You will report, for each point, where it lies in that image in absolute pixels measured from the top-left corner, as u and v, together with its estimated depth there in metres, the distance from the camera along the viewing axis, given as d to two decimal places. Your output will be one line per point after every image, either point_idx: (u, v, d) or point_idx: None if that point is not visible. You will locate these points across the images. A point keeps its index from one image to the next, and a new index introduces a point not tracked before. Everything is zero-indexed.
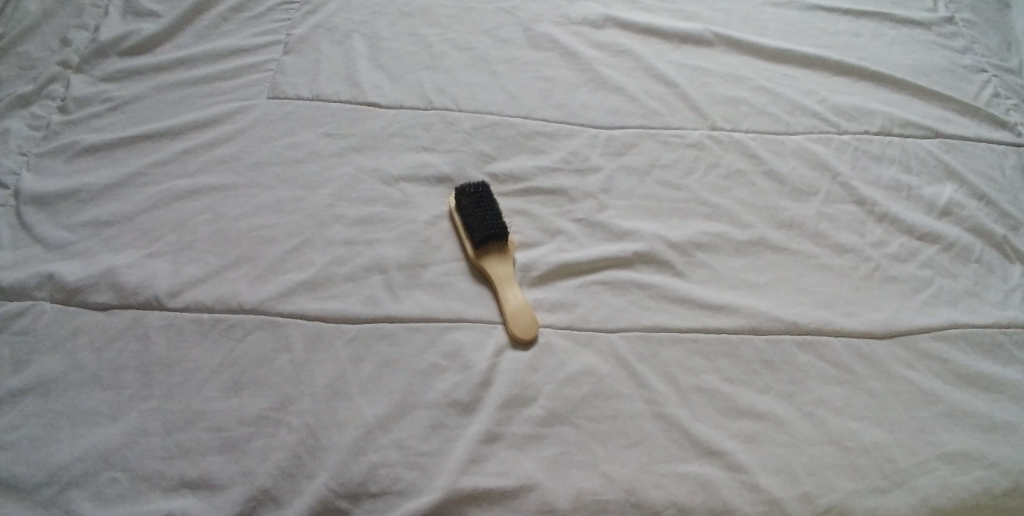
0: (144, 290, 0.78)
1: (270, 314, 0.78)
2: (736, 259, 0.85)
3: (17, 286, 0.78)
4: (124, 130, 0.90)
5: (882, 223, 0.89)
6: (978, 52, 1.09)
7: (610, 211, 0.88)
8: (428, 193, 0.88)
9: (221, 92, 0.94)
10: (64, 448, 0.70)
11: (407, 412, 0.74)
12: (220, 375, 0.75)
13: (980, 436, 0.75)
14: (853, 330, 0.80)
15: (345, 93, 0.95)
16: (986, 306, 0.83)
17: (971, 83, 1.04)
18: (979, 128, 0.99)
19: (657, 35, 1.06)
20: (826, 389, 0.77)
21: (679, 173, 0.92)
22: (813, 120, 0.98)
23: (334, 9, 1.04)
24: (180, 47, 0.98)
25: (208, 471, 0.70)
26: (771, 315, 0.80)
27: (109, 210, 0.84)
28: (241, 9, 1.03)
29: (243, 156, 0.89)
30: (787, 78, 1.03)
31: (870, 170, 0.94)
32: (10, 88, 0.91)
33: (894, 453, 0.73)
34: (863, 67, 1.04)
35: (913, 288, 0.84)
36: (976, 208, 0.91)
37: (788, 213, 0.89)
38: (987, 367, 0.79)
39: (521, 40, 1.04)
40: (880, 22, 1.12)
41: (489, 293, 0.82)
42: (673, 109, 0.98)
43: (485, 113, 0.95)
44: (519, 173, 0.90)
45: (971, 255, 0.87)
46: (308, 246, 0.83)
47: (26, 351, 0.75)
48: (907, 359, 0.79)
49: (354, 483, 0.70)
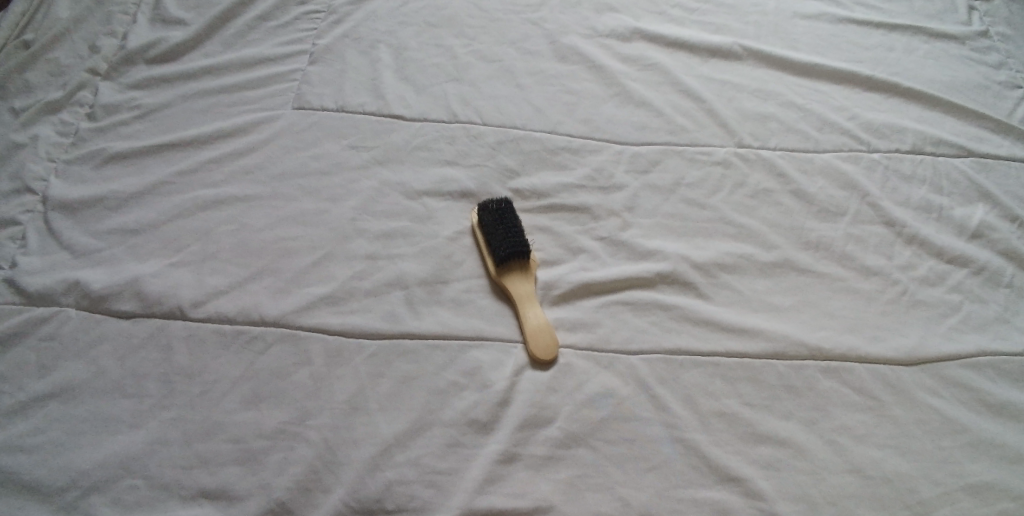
0: (168, 299, 0.79)
1: (292, 327, 0.78)
2: (761, 280, 0.84)
3: (44, 292, 0.78)
4: (151, 137, 0.90)
5: (911, 246, 0.87)
6: (1014, 68, 1.06)
7: (633, 229, 0.87)
8: (451, 208, 0.88)
9: (247, 101, 0.94)
10: (86, 455, 0.71)
11: (425, 430, 0.73)
12: (240, 387, 0.75)
13: (1007, 468, 0.73)
14: (879, 357, 0.78)
15: (370, 104, 0.95)
16: (1017, 333, 0.81)
17: (1005, 100, 1.02)
18: (1012, 147, 0.97)
19: (685, 48, 1.04)
20: (850, 416, 0.75)
21: (704, 191, 0.90)
22: (843, 139, 0.96)
23: (360, 18, 1.04)
24: (207, 55, 0.98)
25: (226, 482, 0.70)
26: (795, 340, 0.79)
27: (135, 218, 0.84)
28: (267, 17, 1.03)
29: (267, 167, 0.89)
30: (819, 93, 1.00)
31: (901, 190, 0.91)
32: (40, 95, 0.92)
33: (917, 483, 0.72)
34: (895, 84, 1.01)
35: (942, 313, 0.82)
36: (1008, 230, 0.89)
37: (816, 234, 0.87)
38: (1016, 396, 0.77)
39: (547, 52, 1.03)
40: (914, 36, 1.08)
41: (510, 311, 0.81)
42: (699, 125, 0.96)
43: (510, 126, 0.95)
44: (542, 189, 0.89)
45: (1002, 280, 0.85)
46: (330, 259, 0.83)
47: (51, 357, 0.76)
48: (933, 387, 0.77)
49: (370, 499, 0.70)
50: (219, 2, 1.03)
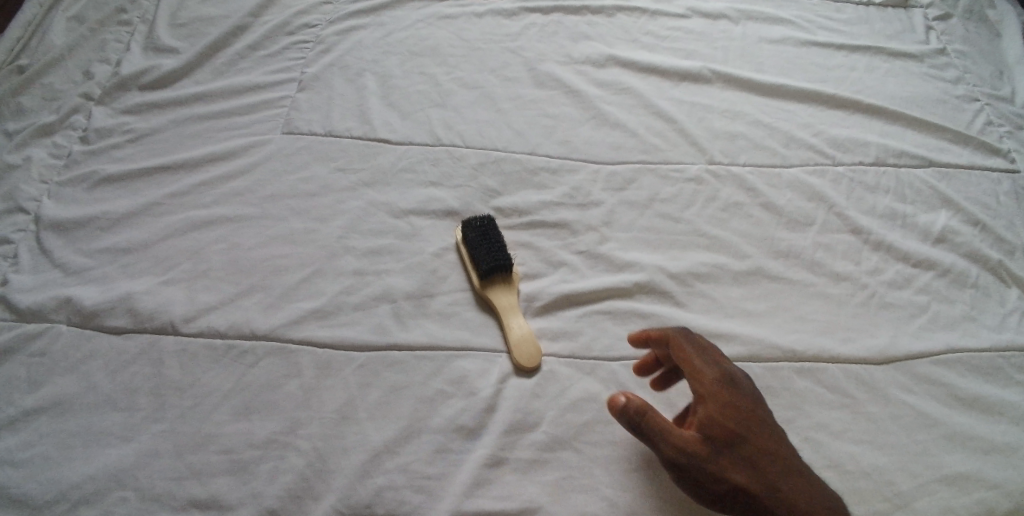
0: (159, 315, 0.80)
1: (282, 341, 0.80)
2: (735, 289, 0.87)
3: (36, 308, 0.80)
4: (143, 160, 0.93)
5: (877, 252, 0.91)
6: (971, 82, 1.11)
7: (612, 243, 0.90)
8: (436, 225, 0.90)
9: (237, 126, 0.97)
10: (76, 468, 0.72)
11: (413, 436, 0.75)
12: (232, 399, 0.76)
13: (978, 458, 0.76)
14: (850, 358, 0.82)
15: (356, 128, 0.98)
16: (983, 331, 0.85)
17: (964, 113, 1.06)
18: (972, 156, 1.01)
19: (658, 72, 1.08)
20: (825, 414, 0.78)
21: (679, 206, 0.94)
22: (809, 153, 1.00)
23: (346, 48, 1.06)
24: (198, 82, 1.01)
25: (217, 492, 0.71)
26: (770, 343, 0.82)
27: (126, 238, 0.86)
28: (256, 47, 1.06)
29: (257, 188, 0.92)
30: (786, 112, 1.04)
31: (866, 200, 0.95)
32: (34, 119, 0.94)
33: (894, 476, 0.75)
34: (857, 100, 1.05)
35: (909, 314, 0.86)
36: (971, 234, 0.93)
37: (786, 243, 0.91)
38: (984, 390, 0.81)
39: (526, 78, 1.06)
40: (874, 56, 1.13)
41: (494, 322, 0.83)
42: (673, 144, 1.00)
43: (491, 148, 0.98)
44: (523, 206, 0.92)
45: (967, 281, 0.89)
46: (319, 275, 0.85)
47: (41, 372, 0.77)
48: (905, 384, 0.81)
49: (362, 505, 0.71)
50: (210, 32, 1.06)
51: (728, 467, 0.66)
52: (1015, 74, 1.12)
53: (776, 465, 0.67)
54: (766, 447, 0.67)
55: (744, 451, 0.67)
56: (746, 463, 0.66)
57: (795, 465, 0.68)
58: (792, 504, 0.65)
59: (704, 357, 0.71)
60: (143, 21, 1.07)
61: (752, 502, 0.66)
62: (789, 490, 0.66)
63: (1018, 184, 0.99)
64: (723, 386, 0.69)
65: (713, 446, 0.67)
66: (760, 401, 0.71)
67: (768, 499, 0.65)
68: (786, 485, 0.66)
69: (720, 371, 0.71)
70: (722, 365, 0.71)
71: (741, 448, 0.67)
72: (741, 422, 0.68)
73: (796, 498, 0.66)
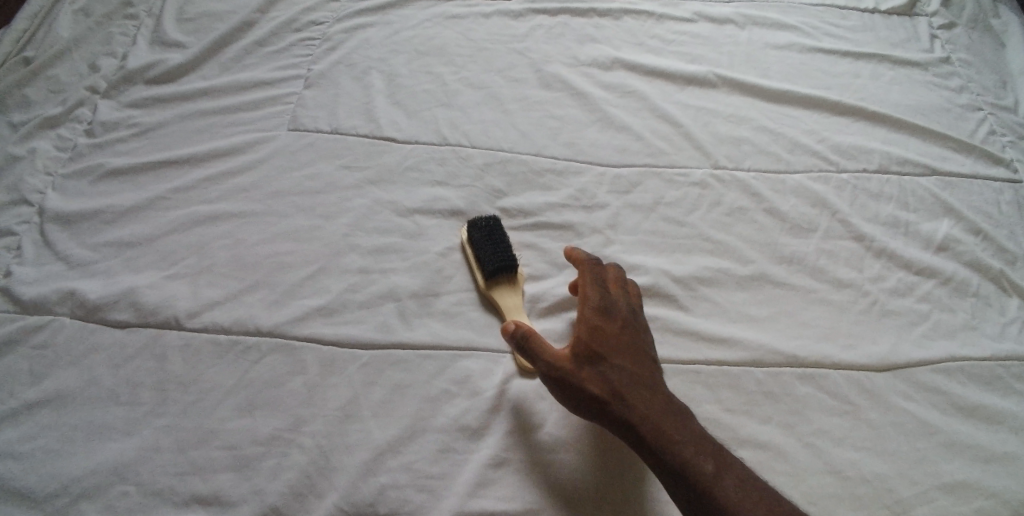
0: (163, 310, 0.80)
1: (286, 338, 0.80)
2: (739, 293, 0.87)
3: (40, 301, 0.80)
4: (148, 154, 0.92)
5: (880, 259, 0.91)
6: (975, 91, 1.11)
7: (616, 246, 0.91)
8: (441, 224, 0.90)
9: (243, 122, 0.97)
10: (78, 461, 0.72)
11: (416, 435, 0.75)
12: (235, 395, 0.76)
13: (976, 466, 0.77)
14: (851, 364, 0.82)
15: (362, 126, 0.98)
16: (984, 339, 0.85)
17: (967, 122, 1.07)
18: (975, 165, 1.02)
19: (664, 76, 1.08)
20: (826, 419, 0.79)
21: (684, 210, 0.94)
22: (813, 160, 1.00)
23: (353, 46, 1.06)
24: (204, 78, 1.01)
25: (219, 488, 0.71)
26: (773, 348, 0.83)
27: (130, 232, 0.86)
28: (263, 43, 1.05)
29: (262, 185, 0.91)
30: (790, 118, 1.05)
31: (869, 208, 0.96)
32: (39, 111, 0.94)
33: (893, 483, 0.75)
34: (861, 107, 1.06)
35: (911, 321, 0.86)
36: (972, 243, 0.94)
37: (789, 249, 0.92)
38: (984, 398, 0.81)
39: (533, 80, 1.06)
40: (879, 63, 1.13)
41: (499, 322, 0.83)
42: (678, 148, 1.00)
43: (498, 149, 0.98)
44: (528, 208, 0.92)
45: (968, 289, 0.89)
46: (324, 273, 0.85)
47: (44, 364, 0.77)
48: (906, 391, 0.81)
49: (365, 503, 0.71)
50: (217, 27, 1.06)
51: (587, 378, 0.72)
52: (1018, 84, 1.13)
53: (629, 379, 0.72)
54: (631, 366, 0.73)
55: (608, 366, 0.72)
56: (608, 376, 0.72)
57: (653, 382, 0.72)
58: (643, 414, 0.70)
59: (593, 285, 0.78)
60: (150, 15, 1.07)
61: (607, 410, 0.70)
62: (643, 403, 0.70)
63: (1020, 194, 1.00)
64: (603, 314, 0.76)
65: (579, 361, 0.73)
66: (637, 330, 0.76)
67: (618, 406, 0.70)
68: (642, 398, 0.71)
69: (603, 302, 0.77)
70: (609, 299, 0.78)
71: (606, 363, 0.72)
72: (611, 344, 0.74)
73: (649, 410, 0.70)
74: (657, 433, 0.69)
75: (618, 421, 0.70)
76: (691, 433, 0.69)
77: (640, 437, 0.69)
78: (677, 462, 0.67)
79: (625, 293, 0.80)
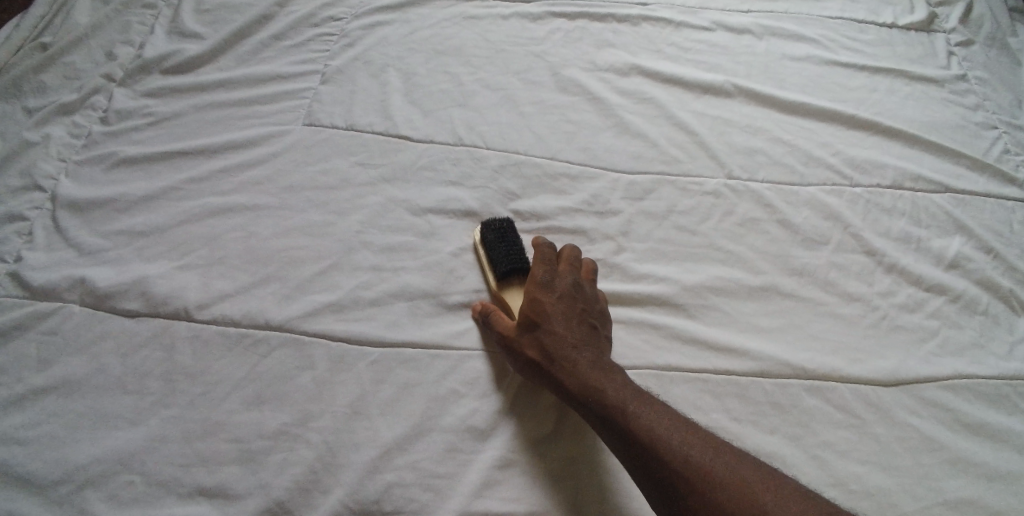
0: (173, 301, 0.80)
1: (296, 333, 0.80)
2: (749, 304, 0.87)
3: (50, 287, 0.80)
4: (162, 144, 0.92)
5: (890, 274, 0.91)
6: (989, 109, 1.12)
7: (628, 252, 0.91)
8: (455, 224, 0.90)
9: (258, 115, 0.97)
10: (83, 449, 0.72)
11: (424, 434, 0.75)
12: (243, 388, 0.76)
13: (980, 484, 0.77)
14: (859, 379, 0.82)
15: (378, 124, 0.98)
16: (992, 358, 0.86)
17: (982, 140, 1.07)
18: (987, 184, 1.02)
19: (680, 84, 1.08)
20: (832, 433, 0.79)
21: (696, 219, 0.94)
22: (826, 173, 1.01)
23: (371, 43, 1.06)
24: (220, 69, 1.01)
25: (225, 480, 0.71)
26: (782, 360, 0.83)
27: (142, 221, 0.86)
28: (280, 37, 1.05)
29: (275, 178, 0.91)
30: (805, 130, 1.05)
31: (881, 222, 0.96)
32: (55, 97, 0.94)
33: (897, 498, 0.76)
34: (876, 122, 1.06)
35: (920, 338, 0.86)
36: (983, 261, 0.94)
37: (800, 261, 0.92)
38: (990, 417, 0.82)
39: (550, 83, 1.06)
40: (895, 78, 1.14)
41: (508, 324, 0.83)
42: (692, 157, 1.00)
43: (513, 151, 0.98)
44: (541, 211, 0.92)
45: (978, 307, 0.89)
46: (336, 269, 0.85)
47: (52, 351, 0.77)
48: (912, 407, 0.81)
49: (370, 501, 0.71)
50: (235, 19, 1.06)
51: (525, 344, 0.77)
52: None
53: (564, 343, 0.76)
54: (566, 331, 0.76)
55: (544, 332, 0.76)
56: (542, 341, 0.76)
57: (589, 345, 0.76)
58: (573, 373, 0.74)
59: (540, 261, 0.81)
60: (168, 4, 1.07)
61: (542, 371, 0.75)
62: (573, 364, 0.75)
63: None
64: (543, 285, 0.79)
65: (519, 330, 0.78)
66: (577, 297, 0.79)
67: (552, 368, 0.75)
68: (573, 358, 0.75)
69: (545, 273, 0.80)
70: (552, 269, 0.81)
71: (541, 328, 0.77)
72: (548, 312, 0.77)
73: (579, 369, 0.74)
74: (585, 391, 0.73)
75: (553, 382, 0.75)
76: (619, 388, 0.73)
77: (572, 396, 0.74)
78: (605, 414, 0.72)
79: (575, 266, 0.82)
